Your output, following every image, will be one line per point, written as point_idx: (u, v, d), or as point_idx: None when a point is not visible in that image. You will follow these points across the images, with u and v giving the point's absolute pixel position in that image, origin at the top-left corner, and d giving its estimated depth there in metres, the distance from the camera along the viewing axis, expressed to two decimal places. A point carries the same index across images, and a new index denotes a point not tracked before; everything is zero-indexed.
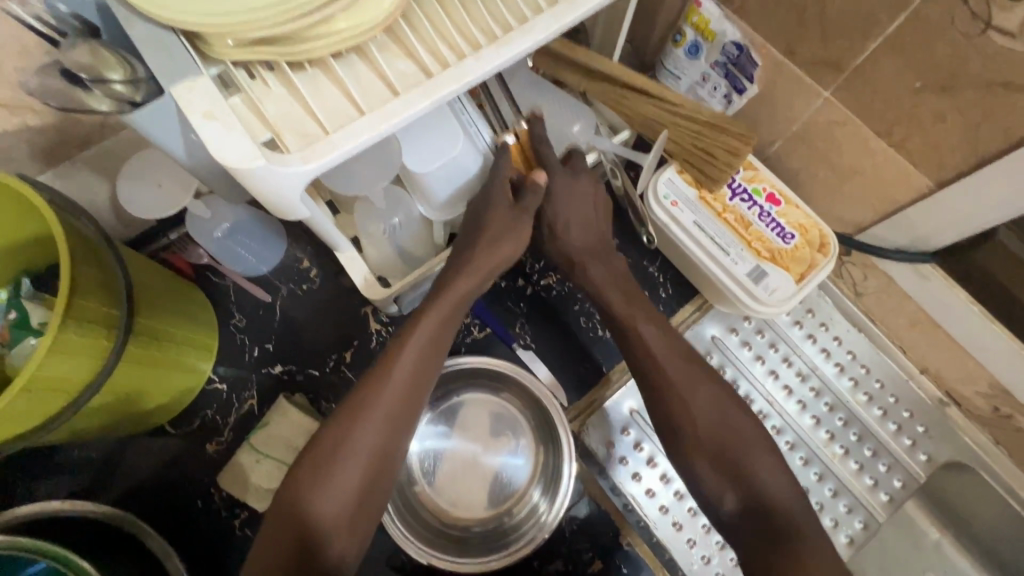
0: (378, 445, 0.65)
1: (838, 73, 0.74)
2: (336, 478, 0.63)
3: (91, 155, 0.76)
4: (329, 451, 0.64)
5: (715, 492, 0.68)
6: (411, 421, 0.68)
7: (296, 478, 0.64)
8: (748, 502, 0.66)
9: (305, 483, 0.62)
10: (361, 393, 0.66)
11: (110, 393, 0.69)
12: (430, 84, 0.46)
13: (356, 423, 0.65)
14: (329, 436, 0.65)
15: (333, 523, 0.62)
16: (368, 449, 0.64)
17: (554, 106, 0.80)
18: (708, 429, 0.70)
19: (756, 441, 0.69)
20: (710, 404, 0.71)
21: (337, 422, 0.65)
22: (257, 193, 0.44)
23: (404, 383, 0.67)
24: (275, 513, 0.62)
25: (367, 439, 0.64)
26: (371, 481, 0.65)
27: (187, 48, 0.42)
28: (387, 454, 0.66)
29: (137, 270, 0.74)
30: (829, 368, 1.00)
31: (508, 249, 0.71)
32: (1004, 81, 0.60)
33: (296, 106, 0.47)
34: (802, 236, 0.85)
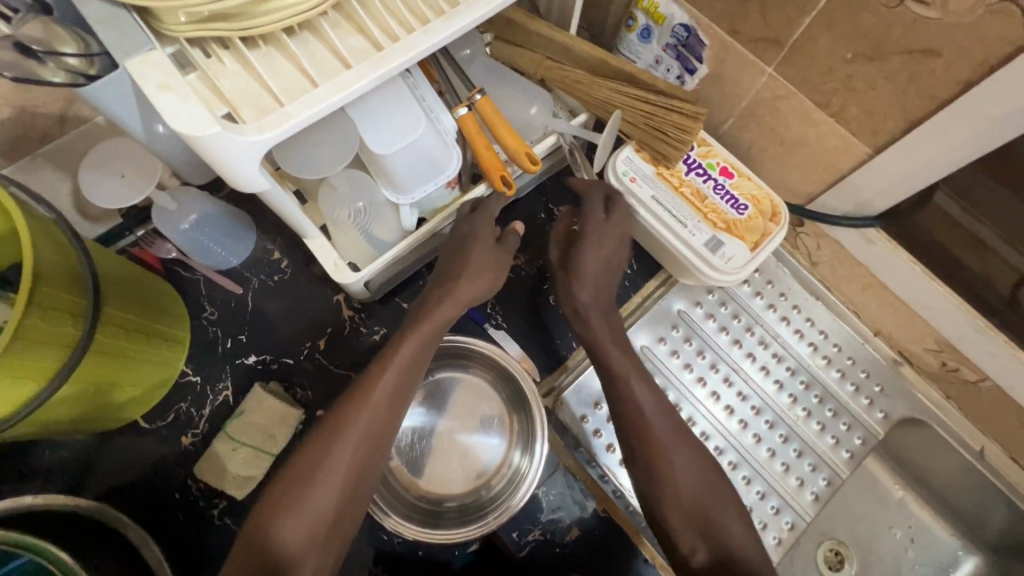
0: (358, 455, 0.67)
1: (779, 49, 0.78)
2: (317, 488, 0.64)
3: (52, 151, 0.79)
4: (310, 464, 0.65)
5: (687, 546, 0.69)
6: (389, 433, 0.71)
7: (275, 493, 0.65)
8: (716, 554, 0.67)
9: (284, 498, 0.63)
10: (342, 409, 0.69)
11: (78, 383, 0.69)
12: (381, 56, 0.48)
13: (336, 437, 0.67)
14: (311, 450, 0.67)
15: (309, 539, 0.62)
16: (348, 464, 0.66)
17: (513, 91, 0.84)
18: (686, 487, 0.72)
19: (724, 498, 0.72)
20: (689, 464, 0.74)
21: (317, 438, 0.67)
22: (217, 164, 0.46)
23: (385, 399, 0.70)
24: (252, 530, 0.63)
25: (348, 451, 0.66)
26: (348, 496, 0.66)
27: (140, 24, 0.44)
28: (367, 465, 0.68)
29: (103, 261, 0.75)
30: (790, 335, 1.04)
31: (491, 274, 0.78)
32: (924, 48, 0.65)
33: (251, 80, 0.48)
34: (755, 206, 0.89)
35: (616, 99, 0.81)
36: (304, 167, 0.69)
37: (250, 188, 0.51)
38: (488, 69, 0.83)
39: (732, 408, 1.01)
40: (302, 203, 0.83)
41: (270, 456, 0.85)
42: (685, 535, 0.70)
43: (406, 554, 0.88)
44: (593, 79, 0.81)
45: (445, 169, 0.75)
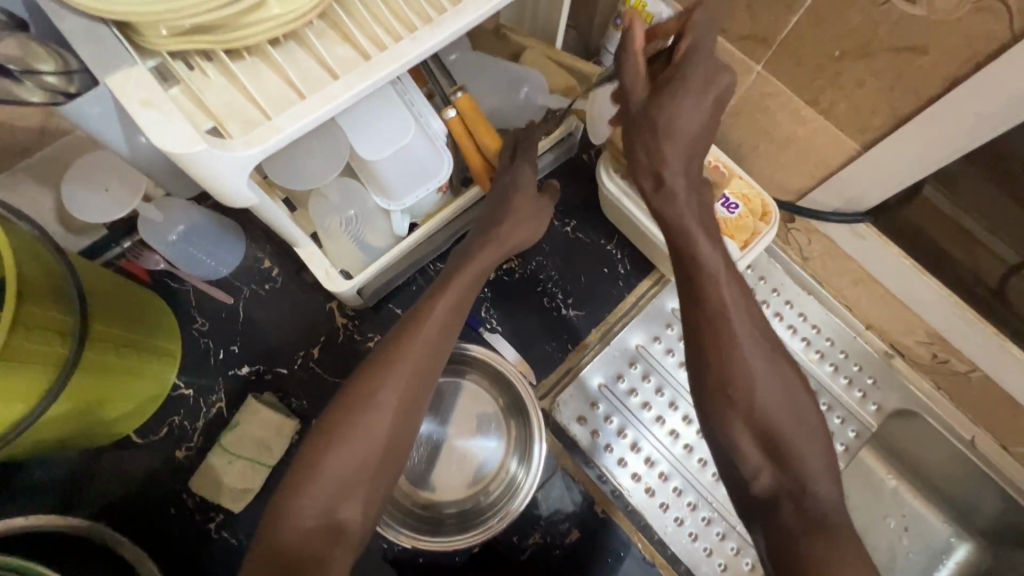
0: (402, 399, 0.66)
1: (767, 47, 0.79)
2: (363, 428, 0.64)
3: (34, 164, 0.77)
4: (356, 402, 0.65)
5: (750, 468, 0.61)
6: (433, 379, 0.69)
7: (325, 430, 0.65)
8: (784, 479, 0.60)
9: (333, 438, 0.64)
10: (386, 352, 0.67)
11: (66, 403, 0.68)
12: (368, 66, 0.48)
13: (380, 378, 0.66)
14: (355, 388, 0.66)
15: (357, 478, 0.64)
16: (394, 406, 0.66)
17: (501, 83, 0.82)
18: (767, 398, 0.62)
19: (799, 404, 0.62)
20: (766, 363, 0.63)
21: (362, 378, 0.67)
22: (204, 180, 0.45)
23: (428, 345, 0.68)
24: (303, 465, 0.64)
25: (392, 393, 0.66)
26: (394, 437, 0.66)
27: (121, 40, 0.43)
28: (412, 407, 0.67)
29: (89, 276, 0.74)
30: (782, 330, 1.05)
31: (533, 221, 0.77)
32: (911, 45, 0.65)
33: (237, 93, 0.47)
34: (746, 205, 0.89)
35: None
36: (292, 179, 0.68)
37: (240, 203, 0.50)
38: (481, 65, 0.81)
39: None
40: (292, 212, 0.81)
41: (267, 467, 0.84)
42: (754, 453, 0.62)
43: (406, 562, 0.88)
44: None
45: (436, 173, 0.75)
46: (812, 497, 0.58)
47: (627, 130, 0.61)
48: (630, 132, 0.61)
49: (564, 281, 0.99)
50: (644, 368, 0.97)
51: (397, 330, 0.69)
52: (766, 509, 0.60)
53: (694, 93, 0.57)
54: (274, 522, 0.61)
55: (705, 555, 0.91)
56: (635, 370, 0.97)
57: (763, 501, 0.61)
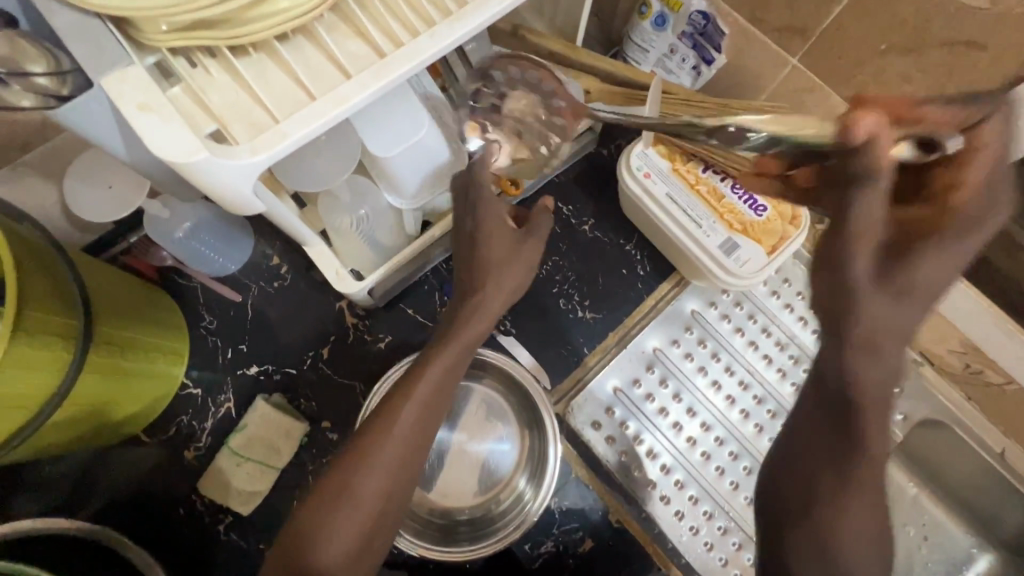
0: (385, 489, 0.58)
1: (805, 39, 0.74)
2: (340, 526, 0.56)
3: (34, 158, 0.73)
4: (333, 494, 0.57)
5: None
6: (419, 461, 0.61)
7: (318, 495, 0.58)
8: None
9: (357, 468, 0.58)
10: (368, 433, 0.59)
11: (74, 406, 0.66)
12: (382, 65, 0.44)
13: (361, 466, 0.57)
14: (333, 476, 0.58)
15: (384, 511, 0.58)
16: (377, 495, 0.58)
17: None
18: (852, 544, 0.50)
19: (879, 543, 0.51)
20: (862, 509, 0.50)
21: (341, 463, 0.59)
22: (205, 187, 0.42)
23: (415, 422, 0.60)
24: (326, 499, 0.57)
25: (373, 482, 0.57)
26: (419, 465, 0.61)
27: (117, 34, 0.40)
28: (396, 495, 0.59)
29: (93, 276, 0.72)
30: (808, 335, 0.97)
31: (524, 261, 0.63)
32: (967, 40, 0.60)
33: (242, 93, 0.44)
34: (774, 208, 0.85)
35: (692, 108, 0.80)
36: (305, 181, 0.65)
37: (244, 211, 0.47)
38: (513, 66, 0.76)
39: (734, 399, 0.94)
40: (301, 208, 0.78)
41: (276, 469, 0.83)
42: None
43: (416, 566, 0.87)
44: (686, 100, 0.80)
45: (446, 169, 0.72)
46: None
47: (845, 304, 0.42)
48: (852, 305, 0.42)
49: (581, 282, 0.96)
50: (662, 373, 0.94)
51: (385, 399, 0.61)
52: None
53: (956, 241, 0.41)
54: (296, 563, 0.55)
55: (721, 565, 0.89)
56: (652, 375, 0.94)
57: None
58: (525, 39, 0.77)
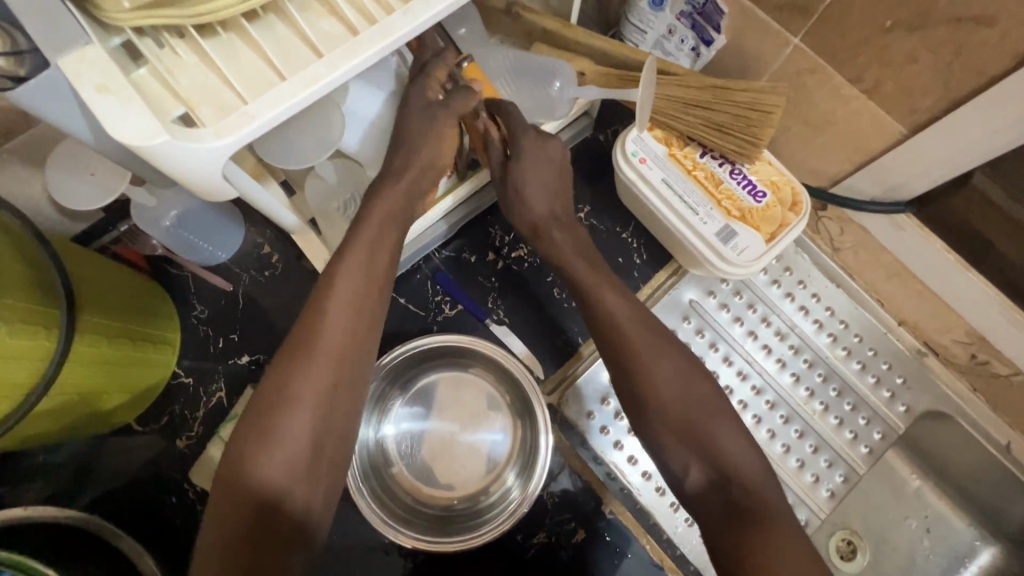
0: (322, 393, 0.58)
1: (807, 17, 0.71)
2: (279, 436, 0.56)
3: (18, 145, 0.73)
4: (270, 405, 0.57)
5: (679, 463, 0.62)
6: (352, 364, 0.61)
7: (253, 413, 0.57)
8: (712, 474, 0.61)
9: (285, 377, 0.58)
10: (295, 342, 0.59)
11: (62, 394, 0.66)
12: (355, 43, 0.43)
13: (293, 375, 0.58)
14: (267, 391, 0.58)
15: (324, 426, 0.58)
16: (313, 400, 0.58)
17: (529, 72, 0.76)
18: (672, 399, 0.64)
19: (721, 410, 0.64)
20: (674, 371, 0.65)
21: (272, 377, 0.59)
22: (170, 170, 0.41)
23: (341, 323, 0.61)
24: (258, 424, 0.57)
25: (307, 388, 0.58)
26: (347, 388, 0.60)
27: (77, 15, 0.38)
28: (334, 400, 0.59)
29: (78, 264, 0.70)
30: (808, 325, 0.99)
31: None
32: (976, 15, 0.57)
33: (210, 75, 0.43)
34: (773, 194, 0.83)
35: (693, 90, 0.77)
36: (284, 155, 0.60)
37: (216, 196, 0.47)
38: (506, 50, 0.76)
39: (731, 388, 0.96)
40: (289, 195, 0.76)
41: None
42: (678, 452, 0.63)
43: (408, 556, 0.87)
44: (682, 81, 0.78)
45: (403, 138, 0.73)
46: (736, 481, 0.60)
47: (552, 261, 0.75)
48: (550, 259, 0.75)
49: None
50: None
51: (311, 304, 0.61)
52: (692, 505, 0.62)
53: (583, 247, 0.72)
54: (236, 480, 0.55)
55: None
56: None
57: (696, 498, 0.62)
58: (520, 16, 0.75)
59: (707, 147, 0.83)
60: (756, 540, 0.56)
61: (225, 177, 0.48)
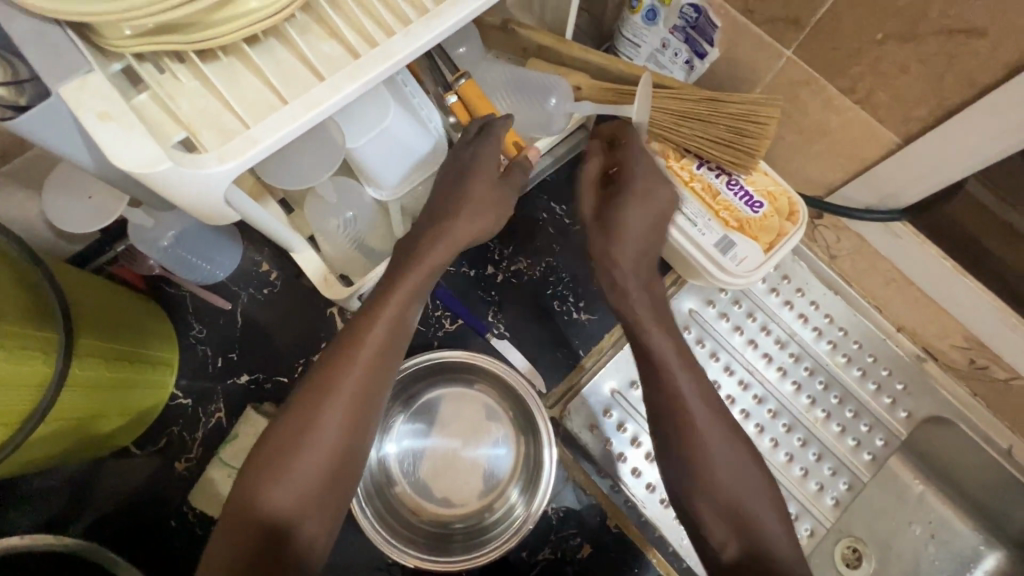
0: (345, 427, 0.59)
1: (799, 30, 0.72)
2: (297, 466, 0.57)
3: (14, 169, 0.72)
4: (293, 433, 0.57)
5: (717, 535, 0.61)
6: (377, 402, 0.62)
7: (274, 437, 0.58)
8: (750, 545, 0.59)
9: (311, 407, 0.58)
10: (324, 372, 0.60)
11: (59, 420, 0.65)
12: (357, 66, 0.43)
13: (320, 406, 0.58)
14: (291, 418, 0.58)
15: (344, 459, 0.59)
16: (335, 434, 0.58)
17: (525, 87, 0.77)
18: (720, 464, 0.62)
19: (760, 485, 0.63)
20: (722, 438, 0.64)
21: (297, 403, 0.59)
22: (170, 195, 0.41)
23: (371, 359, 0.61)
24: (279, 450, 0.57)
25: (332, 421, 0.58)
26: (363, 424, 0.60)
27: (78, 43, 0.38)
28: (355, 436, 0.60)
29: (73, 287, 0.70)
30: (807, 332, 0.99)
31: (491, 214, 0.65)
32: (966, 27, 0.58)
33: (211, 98, 0.43)
34: (770, 203, 0.83)
35: (689, 104, 0.78)
36: (288, 178, 0.62)
37: (220, 220, 0.47)
38: (501, 65, 0.77)
39: (733, 397, 0.96)
40: (288, 213, 0.77)
41: None
42: (717, 523, 0.61)
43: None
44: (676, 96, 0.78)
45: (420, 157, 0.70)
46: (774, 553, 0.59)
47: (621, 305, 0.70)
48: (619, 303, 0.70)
49: (576, 284, 0.94)
50: None
51: (344, 335, 0.62)
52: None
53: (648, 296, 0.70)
54: (250, 504, 0.55)
55: None
56: None
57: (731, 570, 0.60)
58: (515, 32, 0.76)
59: (703, 159, 0.83)
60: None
61: (227, 200, 0.49)
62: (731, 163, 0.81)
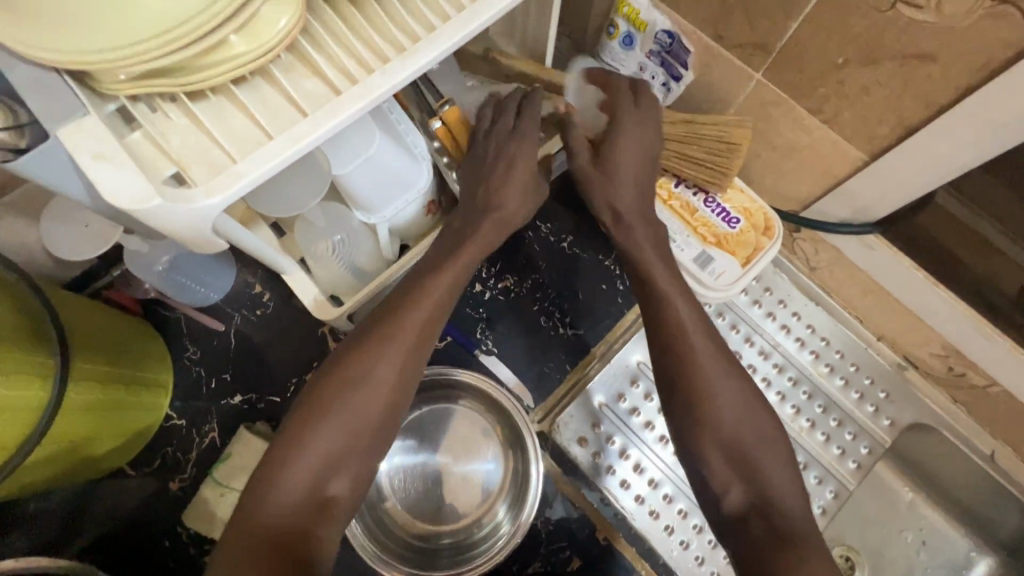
0: (395, 377, 0.65)
1: (766, 54, 0.75)
2: (354, 403, 0.63)
3: (15, 199, 0.74)
4: (350, 375, 0.64)
5: (720, 482, 0.64)
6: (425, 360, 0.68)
7: (332, 377, 0.64)
8: (754, 497, 0.62)
9: (367, 354, 0.65)
10: (381, 327, 0.66)
11: (53, 443, 0.66)
12: (337, 102, 0.46)
13: (376, 355, 0.64)
14: (349, 362, 0.65)
15: (394, 405, 0.65)
16: (388, 381, 0.64)
17: None
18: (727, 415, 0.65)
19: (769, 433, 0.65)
20: (736, 399, 0.66)
21: (355, 350, 0.65)
22: (160, 227, 0.44)
23: (422, 322, 0.67)
24: (337, 387, 0.63)
25: (385, 370, 0.64)
26: (412, 377, 0.66)
27: (75, 89, 0.41)
28: (404, 387, 0.66)
29: (70, 312, 0.72)
30: (790, 343, 1.01)
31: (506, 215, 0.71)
32: (919, 52, 0.61)
33: (200, 135, 0.45)
34: (747, 219, 0.86)
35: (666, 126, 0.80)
36: (274, 205, 0.65)
37: (208, 248, 0.50)
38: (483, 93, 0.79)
39: None
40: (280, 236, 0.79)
41: None
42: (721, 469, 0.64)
43: None
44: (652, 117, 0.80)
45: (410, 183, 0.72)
46: (781, 512, 0.60)
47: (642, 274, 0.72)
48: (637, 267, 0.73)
49: (561, 300, 0.96)
50: (646, 387, 0.94)
51: (398, 296, 0.68)
52: (730, 528, 0.62)
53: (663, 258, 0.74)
54: (308, 431, 0.62)
55: None
56: (636, 389, 0.94)
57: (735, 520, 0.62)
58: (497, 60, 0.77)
59: (680, 178, 0.87)
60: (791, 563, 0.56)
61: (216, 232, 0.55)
62: (707, 181, 0.84)
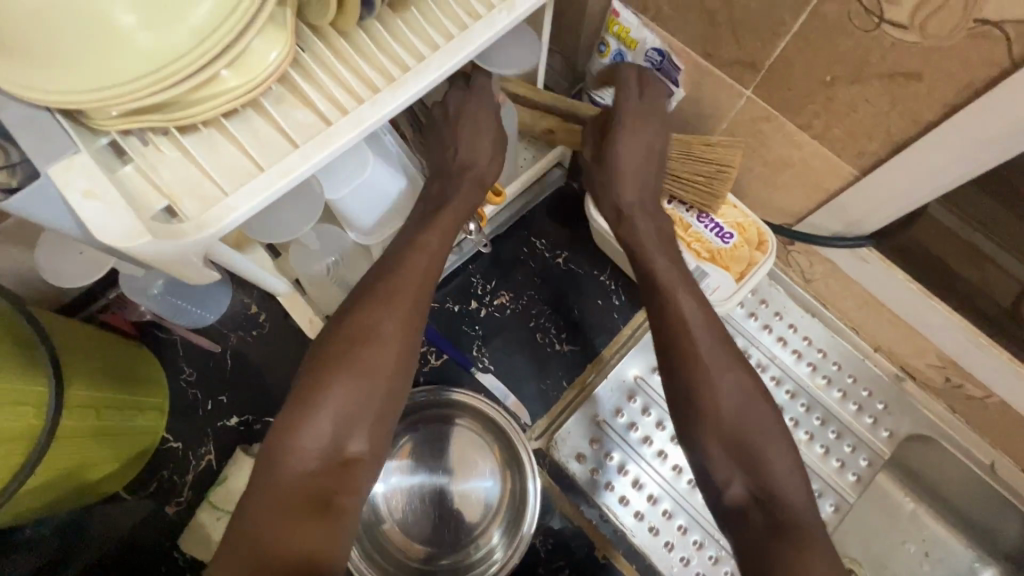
0: (399, 330, 0.65)
1: (755, 72, 0.76)
2: (362, 360, 0.63)
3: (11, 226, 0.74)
4: (355, 334, 0.64)
5: (723, 475, 0.63)
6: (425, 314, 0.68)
7: (337, 340, 0.64)
8: (756, 489, 0.62)
9: (369, 312, 0.65)
10: (379, 284, 0.67)
11: (47, 471, 0.66)
12: (325, 134, 0.46)
13: (378, 312, 0.65)
14: (351, 322, 0.65)
15: (402, 360, 0.65)
16: (393, 336, 0.65)
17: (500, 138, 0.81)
18: (729, 409, 0.65)
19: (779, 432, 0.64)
20: (736, 389, 0.65)
21: (356, 310, 0.65)
22: (149, 261, 0.44)
23: (419, 275, 0.68)
24: (343, 346, 0.63)
25: (388, 324, 0.65)
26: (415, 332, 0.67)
27: (67, 127, 0.42)
28: (409, 340, 0.66)
29: (66, 338, 0.72)
30: (787, 355, 1.02)
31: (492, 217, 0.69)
32: (905, 70, 0.62)
33: (190, 168, 0.46)
34: (740, 234, 0.86)
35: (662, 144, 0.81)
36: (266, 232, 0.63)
37: (200, 278, 0.50)
38: None
39: None
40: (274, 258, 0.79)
41: None
42: (722, 461, 0.64)
43: None
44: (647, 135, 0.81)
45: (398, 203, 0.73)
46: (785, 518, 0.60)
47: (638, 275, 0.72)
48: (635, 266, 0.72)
49: (558, 316, 0.96)
50: (644, 402, 0.94)
51: (393, 256, 0.69)
52: (734, 524, 0.63)
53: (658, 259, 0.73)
54: (319, 391, 0.61)
55: None
56: (634, 404, 0.94)
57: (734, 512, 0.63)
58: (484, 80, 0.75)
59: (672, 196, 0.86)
60: (797, 564, 0.56)
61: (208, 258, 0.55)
62: (701, 199, 0.84)
